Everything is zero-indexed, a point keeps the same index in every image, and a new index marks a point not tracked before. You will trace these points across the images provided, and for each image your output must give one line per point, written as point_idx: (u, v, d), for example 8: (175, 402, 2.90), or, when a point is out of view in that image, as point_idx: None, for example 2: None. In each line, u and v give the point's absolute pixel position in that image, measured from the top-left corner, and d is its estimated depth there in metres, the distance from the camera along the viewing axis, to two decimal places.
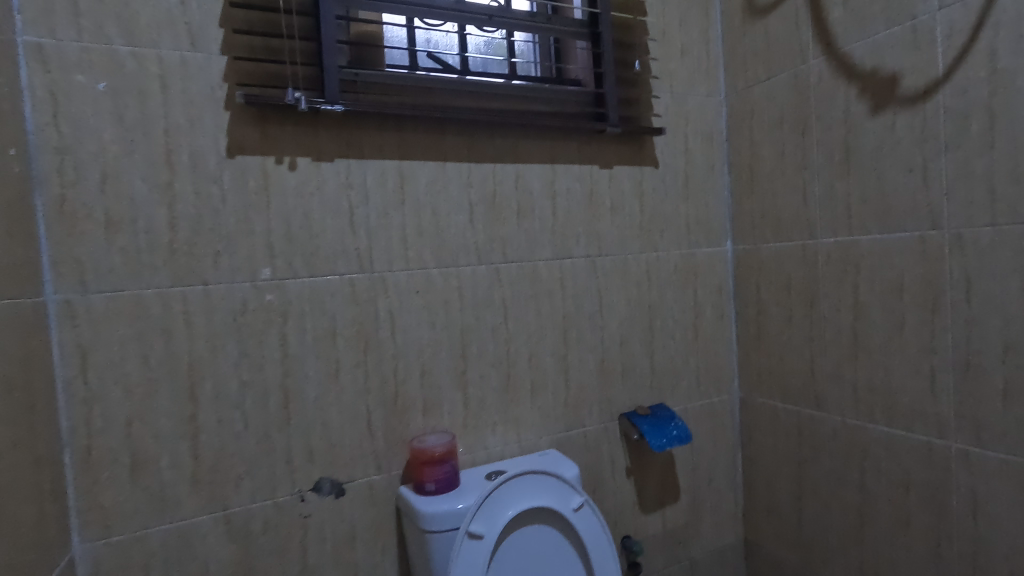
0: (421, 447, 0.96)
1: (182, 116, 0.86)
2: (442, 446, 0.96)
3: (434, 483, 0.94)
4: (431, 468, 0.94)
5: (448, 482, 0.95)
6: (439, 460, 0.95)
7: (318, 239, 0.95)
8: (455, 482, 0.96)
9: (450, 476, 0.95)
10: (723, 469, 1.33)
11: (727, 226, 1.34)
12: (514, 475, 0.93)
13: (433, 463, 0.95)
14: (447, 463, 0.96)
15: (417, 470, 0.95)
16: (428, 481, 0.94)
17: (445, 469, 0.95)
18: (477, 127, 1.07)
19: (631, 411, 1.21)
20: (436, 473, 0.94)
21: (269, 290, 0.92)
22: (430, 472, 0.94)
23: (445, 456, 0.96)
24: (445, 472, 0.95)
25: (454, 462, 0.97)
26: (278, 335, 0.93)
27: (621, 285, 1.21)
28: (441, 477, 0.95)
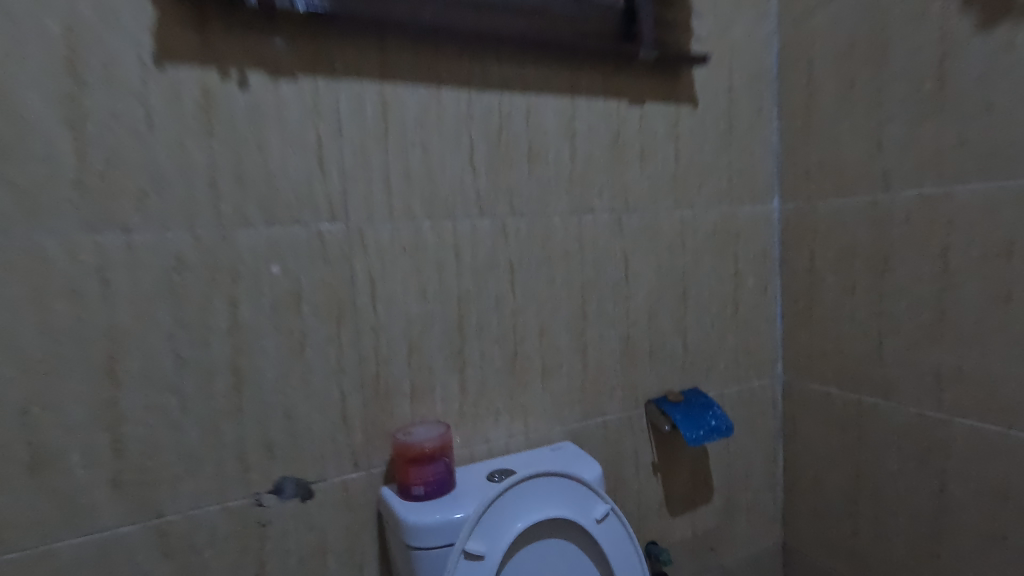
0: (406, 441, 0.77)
1: (91, 10, 0.65)
2: (435, 437, 0.78)
3: (425, 488, 0.76)
4: (418, 468, 0.76)
5: (442, 486, 0.77)
6: (430, 457, 0.77)
7: (277, 179, 0.75)
8: (452, 486, 0.78)
9: (444, 478, 0.77)
10: (762, 465, 1.15)
11: (775, 181, 1.13)
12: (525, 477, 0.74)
13: (422, 461, 0.76)
14: (440, 461, 0.77)
15: (402, 470, 0.77)
16: (415, 484, 0.76)
17: (438, 469, 0.77)
18: (481, 46, 0.86)
19: (660, 397, 1.02)
20: (426, 473, 0.76)
21: (214, 242, 0.72)
22: (417, 472, 0.76)
23: (438, 451, 0.77)
24: (437, 472, 0.77)
25: (449, 459, 0.79)
26: (225, 301, 0.73)
27: (651, 249, 1.01)
28: (433, 478, 0.76)
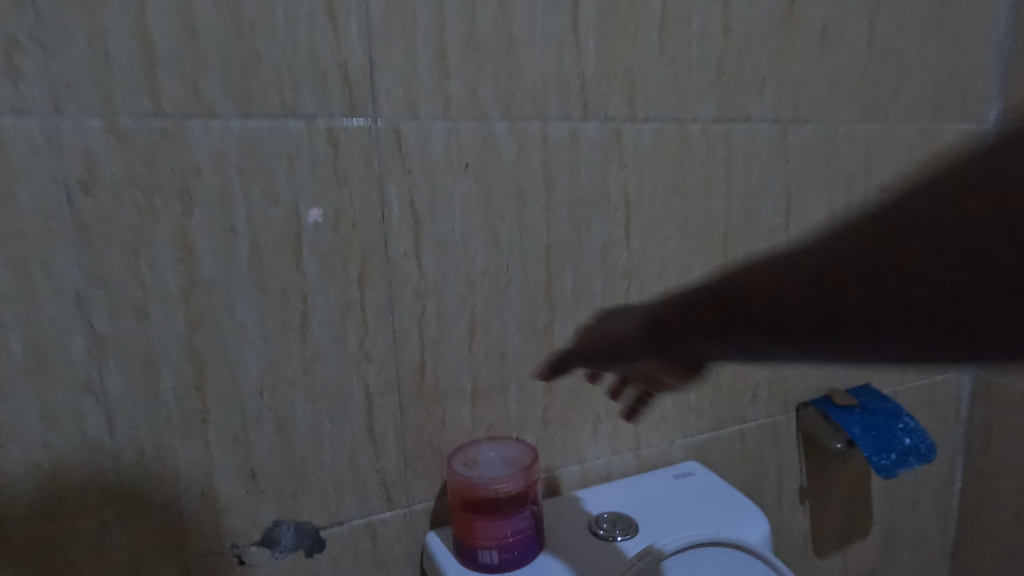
0: (468, 480, 0.49)
1: None
2: (513, 473, 0.49)
3: (503, 552, 0.49)
4: (489, 522, 0.48)
5: (528, 547, 0.50)
6: (508, 505, 0.49)
7: (255, 36, 0.44)
8: (540, 544, 0.51)
9: (529, 535, 0.50)
10: (935, 487, 0.84)
11: (996, 89, 0.77)
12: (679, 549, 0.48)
13: (498, 512, 0.49)
14: (523, 510, 0.50)
15: (464, 522, 0.49)
16: (489, 548, 0.48)
17: (521, 522, 0.49)
18: None
19: (821, 398, 0.70)
20: (505, 532, 0.49)
21: (149, 142, 0.42)
22: (490, 530, 0.48)
23: (519, 496, 0.49)
24: (520, 528, 0.49)
25: (536, 502, 0.51)
26: (174, 243, 0.43)
27: (823, 181, 0.68)
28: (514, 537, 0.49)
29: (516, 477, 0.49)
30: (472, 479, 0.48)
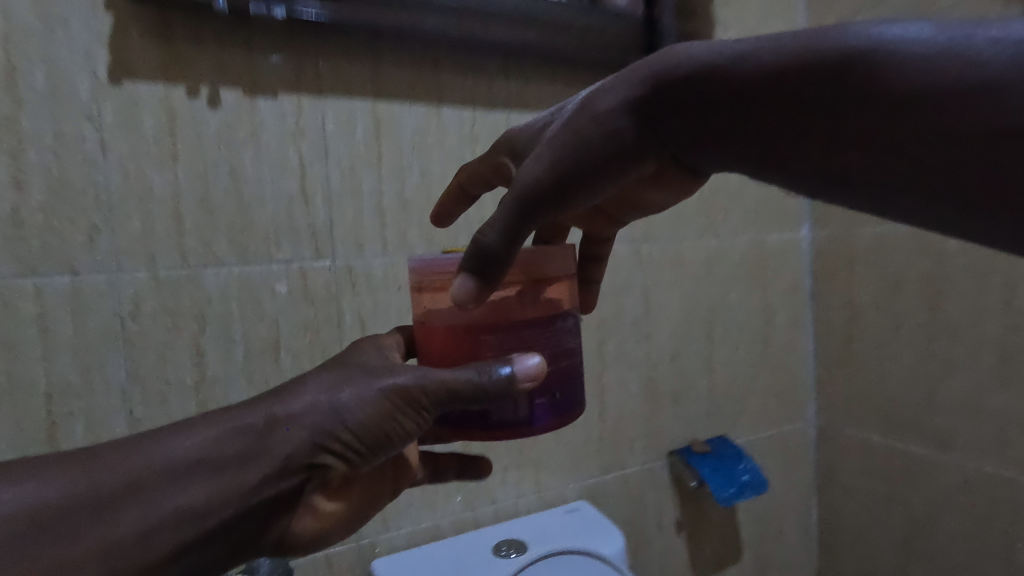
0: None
1: (35, 18, 0.56)
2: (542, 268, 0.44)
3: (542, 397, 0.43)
4: (498, 341, 0.42)
5: (569, 392, 0.44)
6: (537, 322, 0.43)
7: (253, 209, 0.65)
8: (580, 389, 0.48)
9: (570, 371, 0.44)
10: (795, 518, 1.03)
11: (805, 206, 1.03)
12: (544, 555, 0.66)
13: (519, 323, 0.42)
14: (558, 332, 0.44)
15: (470, 348, 0.42)
16: (519, 397, 0.42)
17: (555, 346, 0.43)
18: (485, 58, 0.77)
19: (684, 447, 0.91)
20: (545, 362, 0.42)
21: (176, 283, 0.62)
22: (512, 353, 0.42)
23: (552, 307, 0.44)
24: (556, 357, 0.43)
25: (571, 324, 0.45)
26: (190, 350, 0.63)
27: (673, 282, 0.91)
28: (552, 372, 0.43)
29: (541, 258, 0.44)
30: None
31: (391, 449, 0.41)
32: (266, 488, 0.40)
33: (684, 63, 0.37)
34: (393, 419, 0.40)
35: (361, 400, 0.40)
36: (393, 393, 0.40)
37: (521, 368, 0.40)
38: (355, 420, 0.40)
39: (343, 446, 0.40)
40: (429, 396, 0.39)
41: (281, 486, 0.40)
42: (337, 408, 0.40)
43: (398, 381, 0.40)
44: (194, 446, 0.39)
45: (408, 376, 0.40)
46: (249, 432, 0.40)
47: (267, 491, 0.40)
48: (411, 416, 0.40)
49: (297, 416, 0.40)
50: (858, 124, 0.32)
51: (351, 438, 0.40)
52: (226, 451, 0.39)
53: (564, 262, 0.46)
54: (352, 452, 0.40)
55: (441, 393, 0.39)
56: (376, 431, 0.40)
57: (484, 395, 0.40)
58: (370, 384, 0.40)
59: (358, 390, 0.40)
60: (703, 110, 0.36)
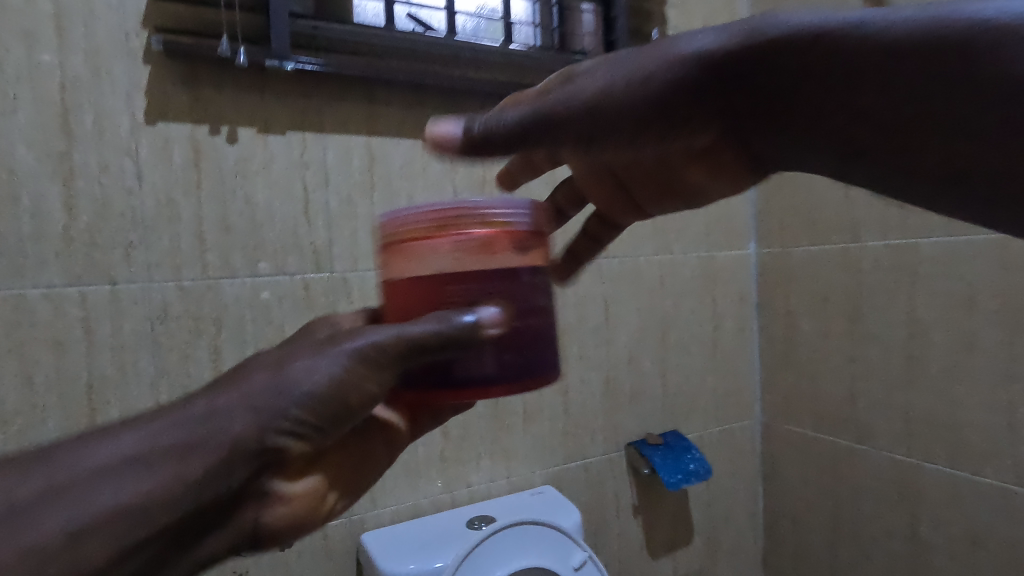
0: (440, 240, 0.40)
1: (86, 70, 0.67)
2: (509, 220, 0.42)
3: (513, 360, 0.41)
4: (462, 286, 0.41)
5: (543, 354, 0.43)
6: (506, 276, 0.41)
7: (263, 229, 0.77)
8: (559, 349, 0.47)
9: (544, 331, 0.43)
10: (743, 504, 1.16)
11: (751, 226, 1.16)
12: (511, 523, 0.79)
13: (486, 269, 0.41)
14: (528, 288, 0.42)
15: (436, 293, 0.41)
16: (488, 345, 0.40)
17: (526, 303, 0.42)
18: (464, 99, 0.89)
19: (640, 440, 1.03)
20: (512, 315, 0.41)
21: (198, 292, 0.73)
22: (474, 298, 0.41)
23: (521, 260, 0.42)
24: (526, 314, 0.42)
25: (543, 279, 0.44)
26: (209, 349, 0.74)
27: (631, 294, 1.03)
28: (523, 332, 0.42)
29: (512, 207, 0.42)
30: (444, 218, 0.40)
31: (361, 416, 0.41)
32: (206, 484, 0.36)
33: (777, 24, 0.31)
34: (368, 382, 0.40)
35: (319, 372, 0.39)
36: (358, 362, 0.40)
37: (487, 315, 0.40)
38: (316, 391, 0.39)
39: (297, 422, 0.38)
40: (404, 358, 0.40)
41: (226, 480, 0.37)
42: (286, 381, 0.39)
43: (357, 347, 0.40)
44: (117, 448, 0.36)
45: (366, 339, 0.40)
46: (173, 427, 0.37)
47: (208, 491, 0.37)
48: (384, 378, 0.40)
49: (213, 416, 0.37)
50: (927, 104, 0.30)
51: (310, 412, 0.39)
52: (145, 451, 0.36)
53: (537, 214, 0.44)
54: (312, 427, 0.39)
55: (415, 346, 0.40)
56: (337, 403, 0.39)
57: (455, 343, 0.39)
58: (326, 356, 0.40)
59: (310, 363, 0.39)
60: (792, 81, 0.31)
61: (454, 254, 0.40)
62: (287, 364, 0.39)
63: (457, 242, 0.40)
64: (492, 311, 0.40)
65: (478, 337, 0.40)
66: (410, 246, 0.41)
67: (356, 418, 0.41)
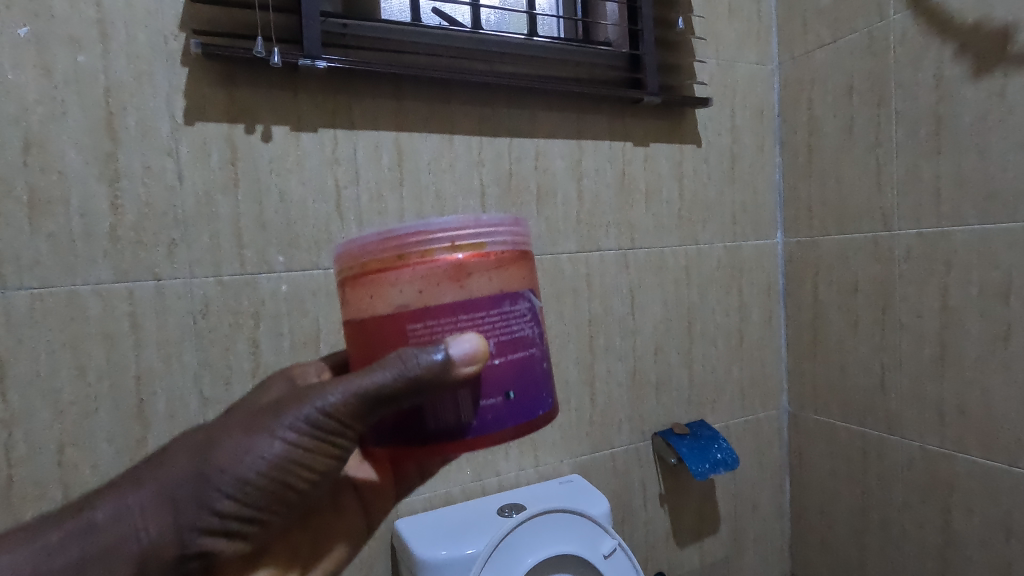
0: (408, 274, 0.45)
1: (128, 73, 0.70)
2: (478, 248, 0.46)
3: (488, 399, 0.45)
4: (429, 326, 0.44)
5: (523, 387, 0.46)
6: (479, 308, 0.45)
7: (298, 225, 0.79)
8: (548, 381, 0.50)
9: (525, 363, 0.47)
10: (769, 494, 1.16)
11: (778, 215, 1.15)
12: (543, 511, 0.80)
13: (451, 306, 0.45)
14: (503, 319, 0.46)
15: (403, 336, 0.45)
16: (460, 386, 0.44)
17: (502, 335, 0.45)
18: (490, 94, 0.89)
19: (666, 430, 1.03)
20: (486, 349, 0.44)
21: (238, 286, 0.76)
22: (439, 333, 0.44)
23: (494, 290, 0.46)
24: (503, 347, 0.45)
25: (523, 309, 0.47)
26: (248, 342, 0.77)
27: (656, 285, 1.03)
28: (500, 367, 0.45)
29: (473, 241, 0.46)
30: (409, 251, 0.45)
31: (300, 490, 0.46)
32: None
33: None
34: (305, 465, 0.44)
35: (259, 458, 0.43)
36: (297, 441, 0.44)
37: (457, 354, 0.43)
38: (253, 476, 0.43)
39: (237, 506, 0.44)
40: (334, 441, 0.44)
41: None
42: (218, 470, 0.43)
43: (297, 423, 0.44)
44: (28, 558, 0.40)
45: (310, 408, 0.44)
46: (91, 531, 0.42)
47: None
48: (321, 457, 0.45)
49: (127, 516, 0.43)
50: None
51: (248, 496, 0.44)
52: (65, 558, 0.41)
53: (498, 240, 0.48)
54: (251, 509, 0.44)
55: (362, 411, 0.43)
56: (276, 485, 0.44)
57: (417, 391, 0.42)
58: (257, 444, 0.44)
59: (242, 447, 0.43)
60: None
61: (422, 288, 0.44)
62: (216, 457, 0.43)
63: (422, 275, 0.44)
64: (462, 347, 0.43)
65: (443, 382, 0.42)
66: (380, 281, 0.45)
67: (299, 490, 0.46)
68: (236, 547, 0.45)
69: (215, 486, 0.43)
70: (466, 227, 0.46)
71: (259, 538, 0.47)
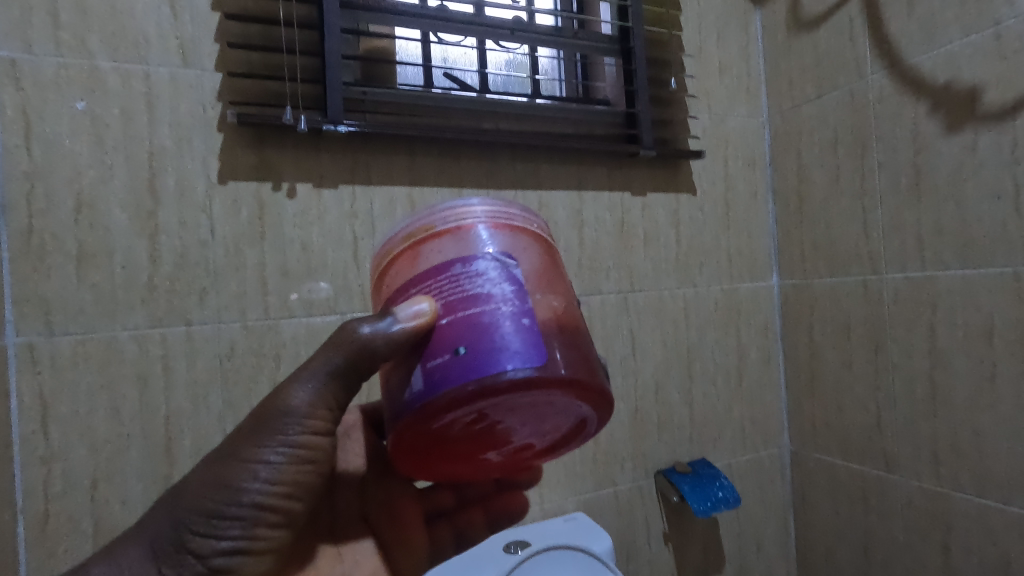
0: (389, 274, 0.48)
1: (170, 139, 0.77)
2: (435, 227, 0.46)
3: (437, 361, 0.41)
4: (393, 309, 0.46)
5: (480, 346, 0.40)
6: (431, 276, 0.44)
7: (317, 274, 0.85)
8: (535, 341, 0.41)
9: (484, 319, 0.41)
10: (773, 533, 1.17)
11: (773, 258, 1.20)
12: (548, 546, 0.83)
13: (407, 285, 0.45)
14: (452, 280, 0.43)
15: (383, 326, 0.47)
16: (416, 357, 0.42)
17: (453, 295, 0.42)
18: (496, 150, 0.96)
19: (669, 468, 1.06)
20: (434, 312, 0.42)
21: (261, 331, 0.82)
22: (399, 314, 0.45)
23: (446, 257, 0.44)
24: (452, 306, 0.42)
25: (482, 267, 0.43)
26: (269, 383, 0.82)
27: (656, 326, 1.07)
28: (451, 327, 0.41)
29: (431, 221, 0.47)
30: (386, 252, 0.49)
31: (278, 506, 0.49)
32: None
33: None
34: (280, 481, 0.48)
35: (236, 485, 0.47)
36: (274, 455, 0.48)
37: (400, 324, 0.43)
38: (231, 507, 0.47)
39: (220, 535, 0.47)
40: (298, 444, 0.48)
41: None
42: (193, 507, 0.47)
43: (267, 443, 0.48)
44: None
45: (280, 422, 0.48)
46: None
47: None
48: (288, 466, 0.48)
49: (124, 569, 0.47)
50: None
51: (234, 521, 0.47)
52: None
53: (458, 213, 0.47)
54: (234, 535, 0.47)
55: (331, 396, 0.49)
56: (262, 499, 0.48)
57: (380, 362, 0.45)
58: (224, 472, 0.47)
59: (221, 474, 0.47)
60: None
61: (393, 279, 0.47)
62: (188, 496, 0.48)
63: (394, 267, 0.48)
64: (405, 316, 0.43)
65: (389, 346, 0.43)
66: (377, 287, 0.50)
67: (283, 505, 0.49)
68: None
69: (188, 524, 0.47)
70: (428, 212, 0.48)
71: (255, 570, 0.49)
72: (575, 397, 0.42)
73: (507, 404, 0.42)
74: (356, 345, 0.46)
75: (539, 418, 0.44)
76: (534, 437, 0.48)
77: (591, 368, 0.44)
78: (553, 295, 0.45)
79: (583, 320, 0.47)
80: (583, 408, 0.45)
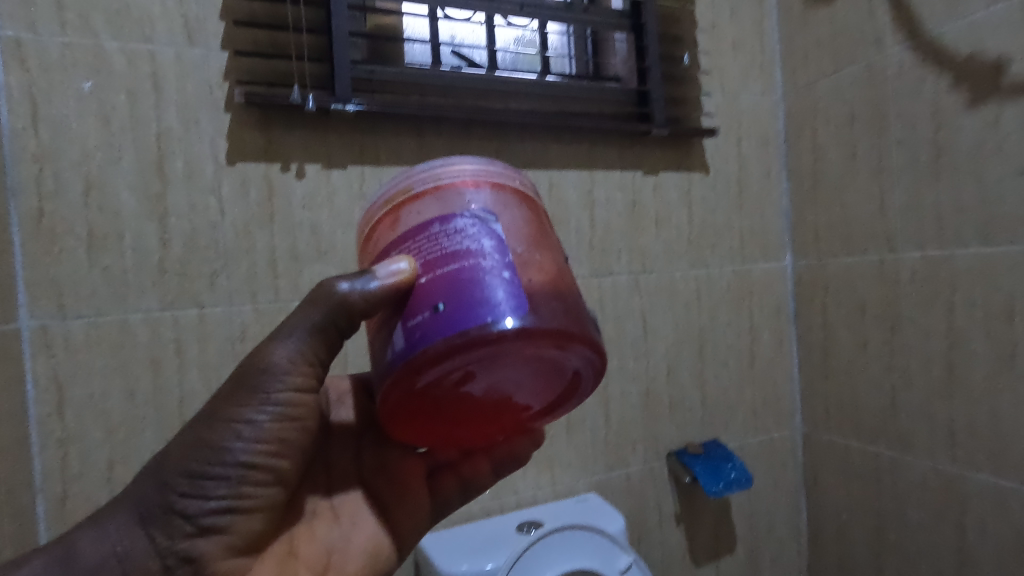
0: (369, 240, 0.47)
1: (177, 120, 0.77)
2: (411, 189, 0.44)
3: (417, 319, 0.39)
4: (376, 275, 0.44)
5: (459, 301, 0.38)
6: (409, 237, 0.42)
7: (327, 256, 0.84)
8: (517, 294, 0.39)
9: (461, 275, 0.39)
10: (785, 514, 1.17)
11: (786, 239, 1.18)
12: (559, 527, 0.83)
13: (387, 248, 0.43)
14: (431, 240, 0.41)
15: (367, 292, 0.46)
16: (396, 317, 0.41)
17: (431, 254, 0.40)
18: (505, 129, 0.95)
19: (680, 449, 1.06)
20: (413, 271, 0.40)
21: (272, 314, 0.81)
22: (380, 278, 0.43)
23: (424, 218, 0.42)
24: (431, 264, 0.40)
25: (462, 224, 0.41)
26: None
27: (668, 308, 1.06)
28: (430, 285, 0.39)
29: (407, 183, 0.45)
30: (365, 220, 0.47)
31: (267, 465, 0.47)
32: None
33: None
34: (266, 440, 0.46)
35: (220, 445, 0.45)
36: (257, 412, 0.45)
37: (379, 285, 0.41)
38: (216, 468, 0.45)
39: (206, 497, 0.45)
40: (283, 402, 0.46)
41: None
42: (175, 470, 0.45)
43: (250, 400, 0.45)
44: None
45: (263, 378, 0.45)
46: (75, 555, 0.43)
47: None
48: (274, 424, 0.46)
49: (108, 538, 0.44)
50: None
51: (219, 482, 0.45)
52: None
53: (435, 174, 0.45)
54: (222, 497, 0.45)
55: (316, 352, 0.46)
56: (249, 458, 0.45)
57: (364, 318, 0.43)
58: (206, 431, 0.45)
59: (203, 434, 0.45)
60: None
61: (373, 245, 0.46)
62: (169, 459, 0.45)
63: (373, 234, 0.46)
64: (383, 277, 0.41)
65: (369, 304, 0.42)
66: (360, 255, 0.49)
67: (271, 464, 0.47)
68: (225, 545, 0.46)
69: (172, 487, 0.44)
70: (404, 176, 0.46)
71: (248, 531, 0.47)
72: (563, 350, 0.41)
73: (492, 360, 0.40)
74: (337, 303, 0.44)
75: (530, 373, 0.43)
76: (529, 394, 0.46)
77: (579, 319, 0.41)
78: (538, 249, 0.43)
79: (572, 273, 0.45)
80: (574, 360, 0.43)
